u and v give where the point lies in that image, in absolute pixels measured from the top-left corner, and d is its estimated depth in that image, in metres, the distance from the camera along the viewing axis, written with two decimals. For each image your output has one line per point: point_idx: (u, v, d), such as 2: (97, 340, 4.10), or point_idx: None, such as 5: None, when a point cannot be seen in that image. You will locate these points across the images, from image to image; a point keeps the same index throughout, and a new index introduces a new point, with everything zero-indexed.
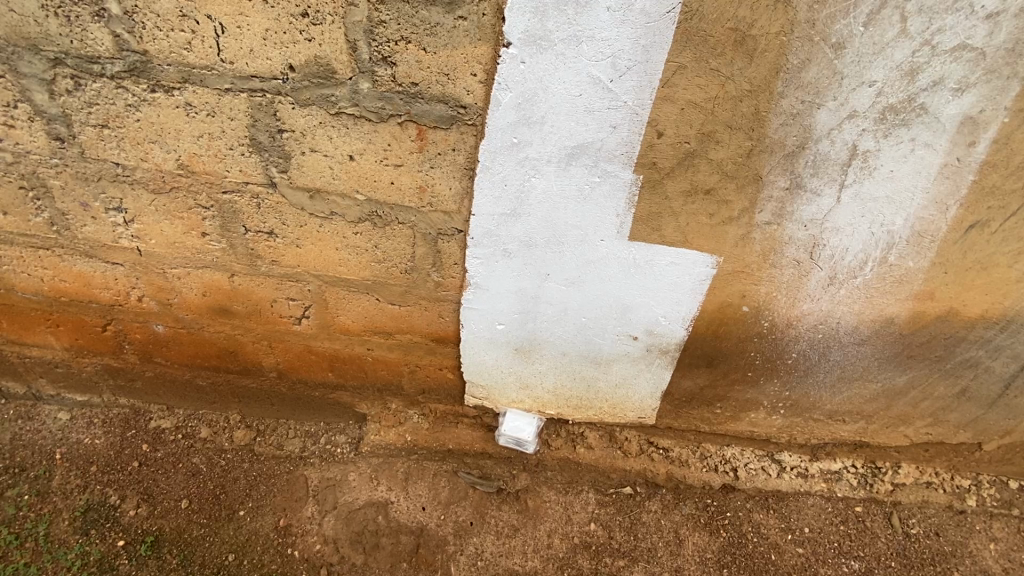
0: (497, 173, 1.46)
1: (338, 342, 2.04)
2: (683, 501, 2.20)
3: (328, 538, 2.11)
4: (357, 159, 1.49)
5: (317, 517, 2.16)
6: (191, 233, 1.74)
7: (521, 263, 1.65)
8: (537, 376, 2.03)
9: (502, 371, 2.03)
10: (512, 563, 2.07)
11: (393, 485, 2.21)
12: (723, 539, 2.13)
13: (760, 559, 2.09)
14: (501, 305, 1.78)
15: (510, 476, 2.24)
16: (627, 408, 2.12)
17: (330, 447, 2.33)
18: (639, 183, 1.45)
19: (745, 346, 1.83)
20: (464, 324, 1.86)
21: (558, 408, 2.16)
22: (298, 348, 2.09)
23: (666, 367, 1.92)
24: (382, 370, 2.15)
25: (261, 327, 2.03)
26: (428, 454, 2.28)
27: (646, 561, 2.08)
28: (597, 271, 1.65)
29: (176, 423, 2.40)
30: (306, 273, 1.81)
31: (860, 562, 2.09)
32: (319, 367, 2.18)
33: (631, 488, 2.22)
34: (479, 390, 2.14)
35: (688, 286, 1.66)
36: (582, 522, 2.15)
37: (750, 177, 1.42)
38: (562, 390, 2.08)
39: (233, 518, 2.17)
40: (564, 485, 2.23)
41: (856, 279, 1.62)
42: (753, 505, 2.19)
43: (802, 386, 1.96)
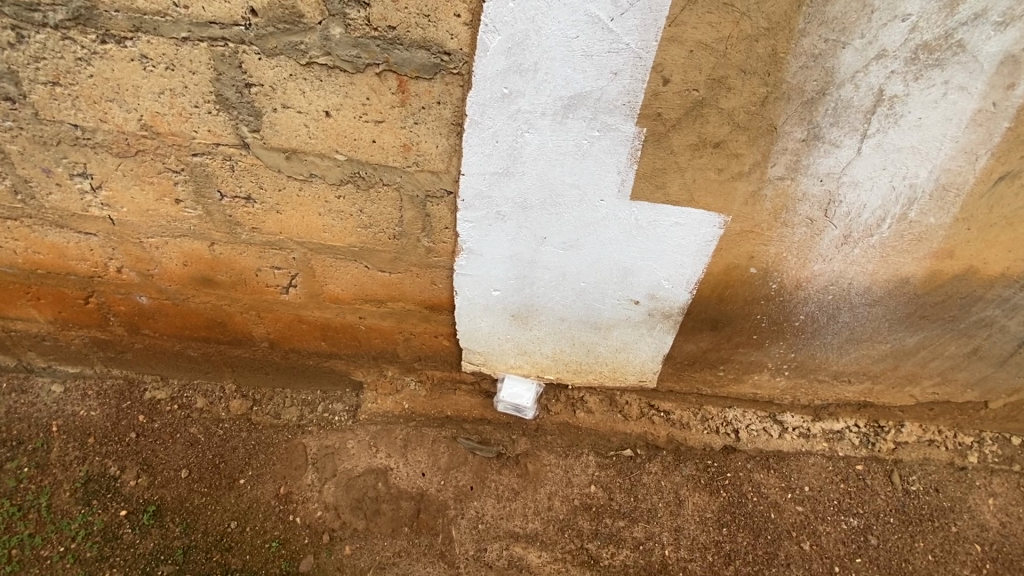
0: (486, 128, 1.34)
1: (329, 311, 1.97)
2: (683, 463, 2.20)
3: (328, 504, 2.11)
4: (333, 116, 1.37)
5: (317, 484, 2.16)
6: (163, 200, 1.64)
7: (515, 226, 1.55)
8: (535, 343, 1.97)
9: (498, 338, 1.97)
10: (512, 525, 2.10)
11: (392, 451, 2.20)
12: (724, 499, 2.14)
13: (760, 517, 2.11)
14: (495, 271, 1.69)
15: (510, 440, 2.23)
16: (627, 372, 2.07)
17: (328, 414, 2.32)
18: (643, 136, 1.33)
19: (751, 310, 1.75)
20: (457, 290, 1.78)
21: (557, 374, 2.11)
22: (287, 316, 2.02)
23: (669, 331, 1.85)
24: (376, 338, 2.08)
25: (247, 297, 1.95)
26: (426, 421, 2.25)
27: (645, 521, 2.10)
28: (597, 233, 1.54)
29: (171, 394, 2.40)
30: (288, 240, 1.71)
31: (858, 519, 2.12)
32: (310, 336, 2.11)
33: (632, 451, 2.22)
34: (475, 357, 2.08)
35: (693, 248, 1.56)
36: (582, 484, 2.17)
37: (763, 128, 1.30)
38: (561, 356, 2.02)
39: (234, 486, 2.18)
40: (564, 449, 2.22)
41: (872, 238, 1.51)
42: (753, 466, 2.20)
43: (808, 349, 1.89)
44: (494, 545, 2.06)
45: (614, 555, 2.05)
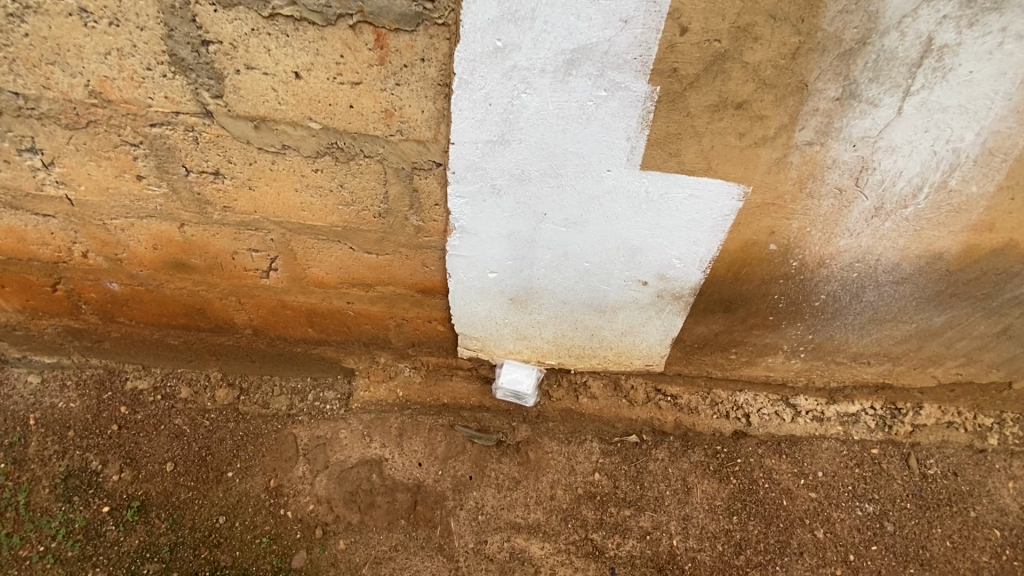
0: (478, 89, 1.18)
1: (314, 295, 1.84)
2: (692, 449, 2.11)
3: (320, 498, 2.01)
4: (304, 77, 1.21)
5: (309, 477, 2.06)
6: (123, 176, 1.48)
7: (512, 201, 1.40)
8: (535, 327, 1.84)
9: (496, 323, 1.84)
10: (514, 516, 2.01)
11: (387, 441, 2.09)
12: (734, 486, 2.05)
13: (771, 504, 2.02)
14: (491, 251, 1.55)
15: (510, 428, 2.12)
16: (634, 356, 1.95)
17: (319, 403, 2.21)
18: (656, 96, 1.17)
19: (768, 289, 1.62)
20: (451, 272, 1.65)
21: (559, 359, 1.99)
22: (269, 302, 1.88)
23: (679, 313, 1.73)
24: (365, 323, 1.94)
25: (226, 282, 1.82)
26: (422, 409, 2.14)
27: (652, 510, 2.02)
28: (603, 208, 1.40)
29: (154, 383, 2.28)
30: (264, 220, 1.56)
31: (874, 505, 2.04)
32: (295, 322, 1.98)
33: (637, 437, 2.12)
34: (472, 342, 1.95)
35: (709, 223, 1.42)
36: (586, 472, 2.08)
37: (793, 85, 1.14)
38: (563, 340, 1.89)
39: (222, 479, 2.09)
40: (567, 436, 2.12)
41: (906, 209, 1.37)
42: (765, 451, 2.10)
43: (827, 330, 1.77)
44: (495, 536, 1.98)
45: (620, 545, 1.97)
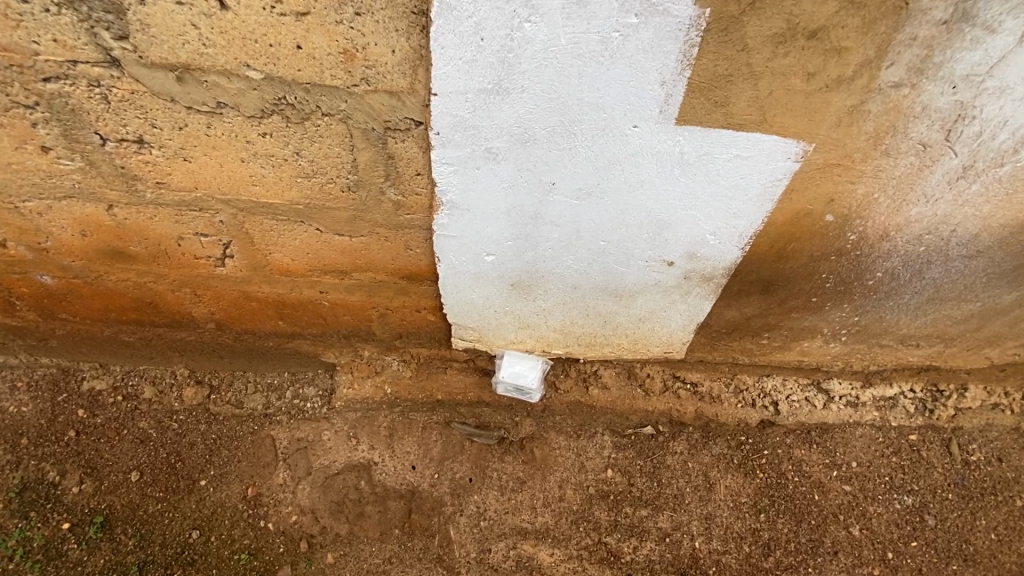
0: (467, 18, 0.89)
1: (281, 285, 1.57)
2: (713, 441, 1.90)
3: (303, 508, 1.80)
4: (231, 8, 0.92)
5: (290, 484, 1.84)
6: (25, 148, 1.19)
7: (511, 167, 1.12)
8: (540, 315, 1.59)
9: (495, 311, 1.58)
10: (519, 520, 1.82)
11: (376, 443, 1.87)
12: (761, 481, 1.86)
13: (802, 500, 1.83)
14: (487, 230, 1.28)
15: (512, 424, 1.90)
16: (651, 343, 1.71)
17: (298, 401, 1.97)
18: (704, 23, 0.88)
19: (816, 268, 1.37)
20: (440, 256, 1.38)
21: (567, 348, 1.75)
22: (230, 293, 1.62)
23: (708, 297, 1.48)
24: (344, 314, 1.68)
25: (175, 271, 1.54)
26: (414, 406, 1.90)
27: (671, 509, 1.83)
28: (625, 175, 1.13)
29: (113, 383, 2.02)
30: (209, 198, 1.28)
31: (913, 497, 1.85)
32: (264, 315, 1.71)
33: (653, 429, 1.91)
34: (468, 333, 1.71)
35: (755, 190, 1.15)
36: (597, 469, 1.88)
37: (888, 4, 0.86)
38: (572, 328, 1.65)
39: (194, 489, 1.88)
40: (575, 430, 1.91)
41: (1001, 169, 1.11)
42: (794, 441, 1.91)
43: (878, 311, 1.53)
44: (499, 544, 1.80)
45: (637, 549, 1.79)
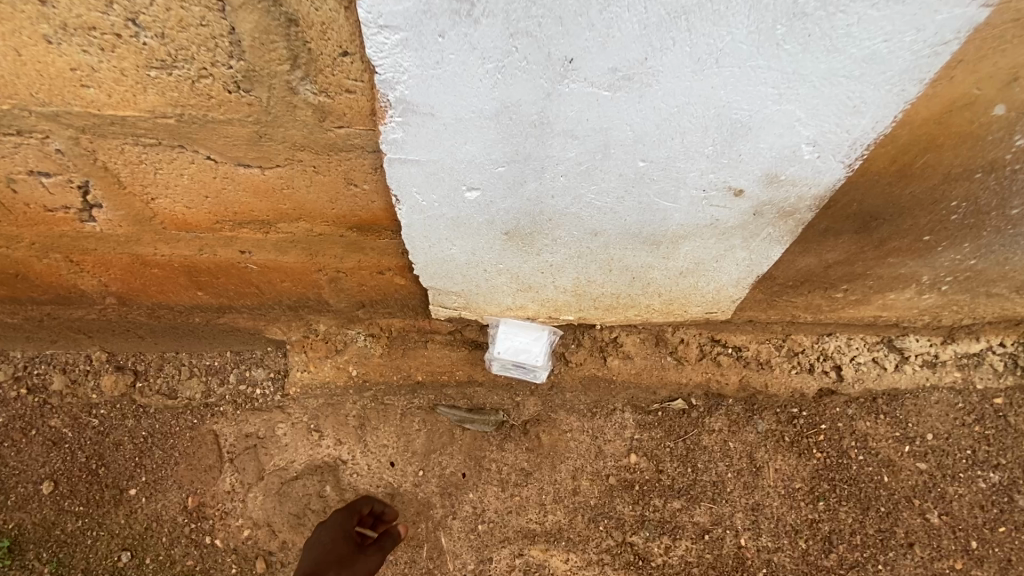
0: None
1: (184, 245, 1.13)
2: (759, 416, 1.54)
3: (258, 520, 1.46)
4: None
5: (239, 491, 1.48)
6: None
7: (499, 32, 0.67)
8: (545, 273, 1.17)
9: (484, 271, 1.16)
10: (525, 521, 1.49)
11: (343, 437, 1.49)
12: (818, 462, 1.52)
13: (869, 483, 1.50)
14: (465, 149, 0.83)
15: (512, 406, 1.52)
16: (690, 303, 1.31)
17: (244, 387, 1.56)
18: None
19: (948, 192, 0.96)
20: (398, 195, 0.94)
21: (580, 314, 1.35)
22: (118, 258, 1.17)
23: (780, 240, 1.06)
24: (282, 281, 1.25)
25: (31, 230, 1.09)
26: (389, 390, 1.50)
27: (710, 500, 1.50)
28: (693, 39, 0.68)
29: (14, 372, 1.59)
30: (25, 113, 0.82)
31: (1001, 474, 1.51)
32: (175, 285, 1.28)
33: (685, 403, 1.55)
34: (450, 299, 1.29)
35: (898, 63, 0.72)
36: (618, 455, 1.53)
37: None
38: (587, 289, 1.24)
39: (121, 501, 1.52)
40: (590, 409, 1.54)
41: None
42: (857, 411, 1.55)
43: (1004, 250, 1.14)
44: (502, 551, 1.48)
45: (670, 550, 1.47)
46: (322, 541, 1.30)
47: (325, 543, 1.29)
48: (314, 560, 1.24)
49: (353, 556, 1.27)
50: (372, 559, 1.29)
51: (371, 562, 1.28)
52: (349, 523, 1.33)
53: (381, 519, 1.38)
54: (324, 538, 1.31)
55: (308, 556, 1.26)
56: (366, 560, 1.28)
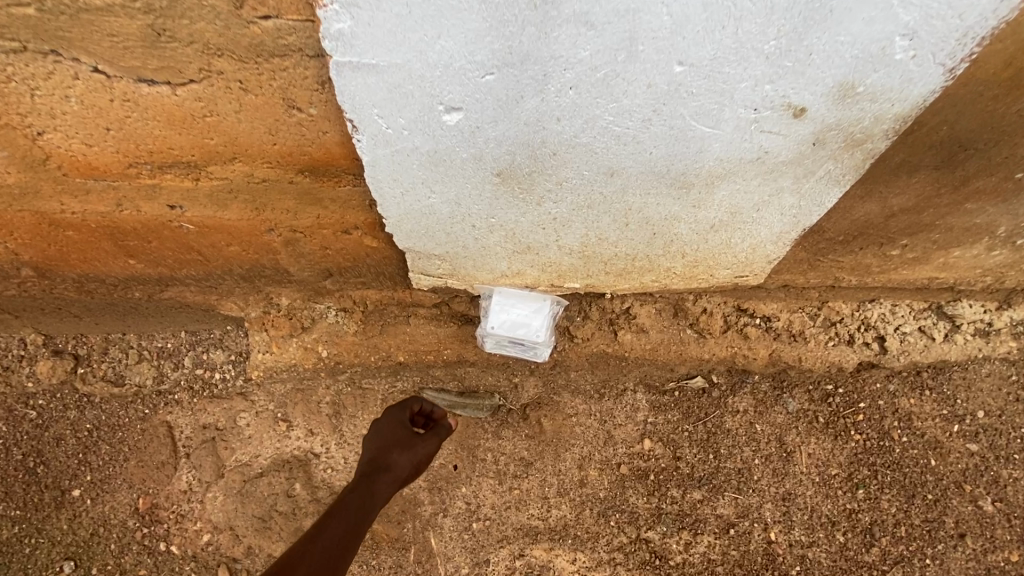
0: None
1: (98, 198, 0.90)
2: (790, 394, 1.36)
3: (220, 523, 1.28)
4: None
5: (197, 491, 1.29)
6: None
7: None
8: (547, 230, 0.96)
9: (472, 228, 0.94)
10: (526, 518, 1.31)
11: (315, 427, 1.29)
12: (857, 445, 1.34)
13: (914, 468, 1.33)
14: (443, 46, 0.62)
15: (510, 388, 1.33)
16: (718, 266, 1.10)
17: (201, 372, 1.35)
18: None
19: None
20: (357, 121, 0.72)
21: (587, 282, 1.14)
22: (20, 217, 0.95)
23: (839, 179, 0.85)
24: (230, 245, 1.04)
25: None
26: (366, 373, 1.29)
27: (736, 491, 1.32)
28: None
29: None
30: None
31: None
32: (101, 252, 1.06)
33: (705, 381, 1.36)
34: (432, 266, 1.08)
35: None
36: (631, 442, 1.34)
37: None
38: (598, 249, 1.03)
39: (63, 504, 1.33)
40: (597, 390, 1.35)
41: None
42: (899, 387, 1.36)
43: None
44: (500, 552, 1.30)
45: (690, 547, 1.30)
46: (377, 430, 1.19)
47: (382, 432, 1.18)
48: (374, 451, 1.16)
49: (410, 445, 1.17)
50: (431, 444, 1.19)
51: (432, 445, 1.19)
52: (402, 415, 1.20)
53: (433, 413, 1.23)
54: (379, 426, 1.20)
55: (369, 443, 1.18)
56: (424, 448, 1.18)
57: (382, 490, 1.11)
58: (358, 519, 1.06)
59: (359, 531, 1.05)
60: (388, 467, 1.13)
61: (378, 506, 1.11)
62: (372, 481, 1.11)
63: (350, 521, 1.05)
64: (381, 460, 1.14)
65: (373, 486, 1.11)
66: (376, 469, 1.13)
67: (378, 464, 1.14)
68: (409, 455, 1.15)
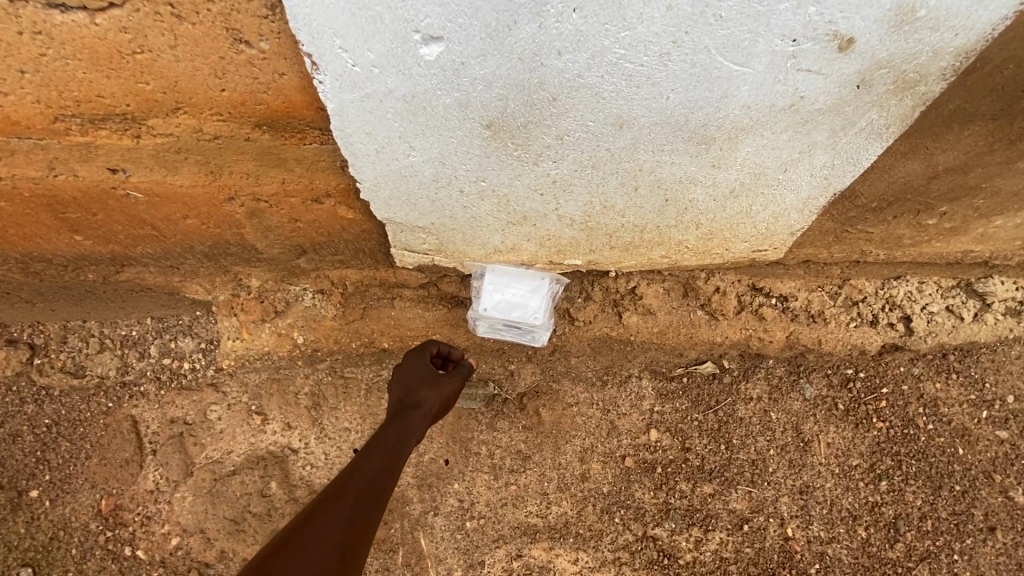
0: None
1: (27, 160, 0.79)
2: (807, 379, 1.26)
3: (190, 526, 1.17)
4: None
5: (166, 490, 1.19)
6: None
7: None
8: (545, 196, 0.85)
9: (460, 194, 0.83)
10: (523, 516, 1.21)
11: (292, 421, 1.18)
12: (879, 434, 1.24)
13: (943, 458, 1.23)
14: None
15: (505, 376, 1.23)
16: (736, 241, 0.99)
17: (170, 361, 1.22)
18: None
19: None
20: (320, 56, 0.61)
21: (590, 259, 1.03)
22: None
23: (879, 130, 0.74)
24: (188, 218, 0.92)
25: None
26: (348, 361, 1.18)
27: (749, 484, 1.22)
28: None
29: None
30: None
31: None
32: (43, 226, 0.94)
33: (716, 366, 1.26)
34: (417, 240, 0.96)
35: None
36: (636, 432, 1.24)
37: None
38: (602, 220, 0.91)
39: (19, 507, 1.21)
40: (599, 377, 1.24)
41: None
42: (924, 370, 1.25)
43: None
44: (496, 553, 1.20)
45: (701, 545, 1.20)
46: (398, 375, 1.02)
47: (402, 375, 1.01)
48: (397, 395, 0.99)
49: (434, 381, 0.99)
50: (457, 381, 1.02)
51: (458, 383, 1.01)
52: (424, 355, 1.02)
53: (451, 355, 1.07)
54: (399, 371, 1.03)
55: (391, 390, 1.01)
56: (451, 385, 1.00)
57: (414, 428, 0.93)
58: (393, 457, 0.89)
59: (395, 472, 0.88)
60: (418, 404, 0.96)
61: (413, 446, 0.93)
62: (403, 418, 0.94)
63: (383, 460, 0.88)
64: (408, 399, 0.97)
65: (402, 423, 0.93)
66: (404, 408, 0.96)
67: (406, 403, 0.96)
68: (436, 389, 0.98)
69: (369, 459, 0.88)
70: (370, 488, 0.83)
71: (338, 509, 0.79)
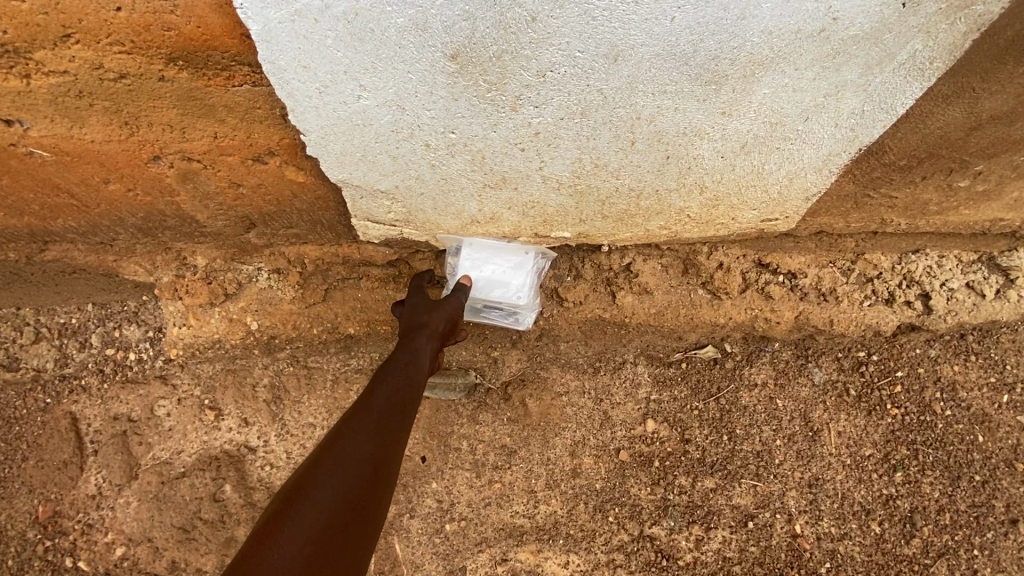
0: None
1: None
2: (816, 363, 1.15)
3: (138, 533, 1.05)
4: None
5: (110, 494, 1.07)
6: None
7: None
8: (526, 150, 0.73)
9: (423, 145, 0.72)
10: (508, 516, 1.10)
11: (250, 416, 1.06)
12: (893, 422, 1.14)
13: (963, 448, 1.12)
14: None
15: (488, 363, 1.12)
16: (744, 210, 0.87)
17: (115, 352, 1.09)
18: None
19: None
20: None
21: (579, 231, 0.90)
22: None
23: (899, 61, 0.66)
24: (111, 184, 0.80)
25: None
26: (312, 350, 1.05)
27: (754, 477, 1.12)
28: None
29: None
30: None
31: None
32: None
33: (718, 350, 1.15)
34: (379, 208, 0.84)
35: None
36: (632, 423, 1.13)
37: None
38: (592, 183, 0.79)
39: None
40: (591, 363, 1.13)
41: None
42: (943, 353, 1.15)
43: None
44: (479, 557, 1.10)
45: (702, 545, 1.10)
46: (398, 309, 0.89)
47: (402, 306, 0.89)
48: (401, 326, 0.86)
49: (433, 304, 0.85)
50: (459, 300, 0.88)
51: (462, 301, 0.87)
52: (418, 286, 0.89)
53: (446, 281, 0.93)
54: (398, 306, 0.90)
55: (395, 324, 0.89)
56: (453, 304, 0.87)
57: (424, 348, 0.80)
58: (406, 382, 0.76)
59: (412, 396, 0.76)
60: (422, 326, 0.82)
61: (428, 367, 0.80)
62: (407, 341, 0.81)
63: (395, 383, 0.76)
64: (411, 324, 0.84)
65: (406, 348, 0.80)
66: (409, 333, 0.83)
67: (409, 328, 0.83)
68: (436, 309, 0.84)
69: (379, 385, 0.76)
70: (386, 413, 0.72)
71: (358, 434, 0.69)
